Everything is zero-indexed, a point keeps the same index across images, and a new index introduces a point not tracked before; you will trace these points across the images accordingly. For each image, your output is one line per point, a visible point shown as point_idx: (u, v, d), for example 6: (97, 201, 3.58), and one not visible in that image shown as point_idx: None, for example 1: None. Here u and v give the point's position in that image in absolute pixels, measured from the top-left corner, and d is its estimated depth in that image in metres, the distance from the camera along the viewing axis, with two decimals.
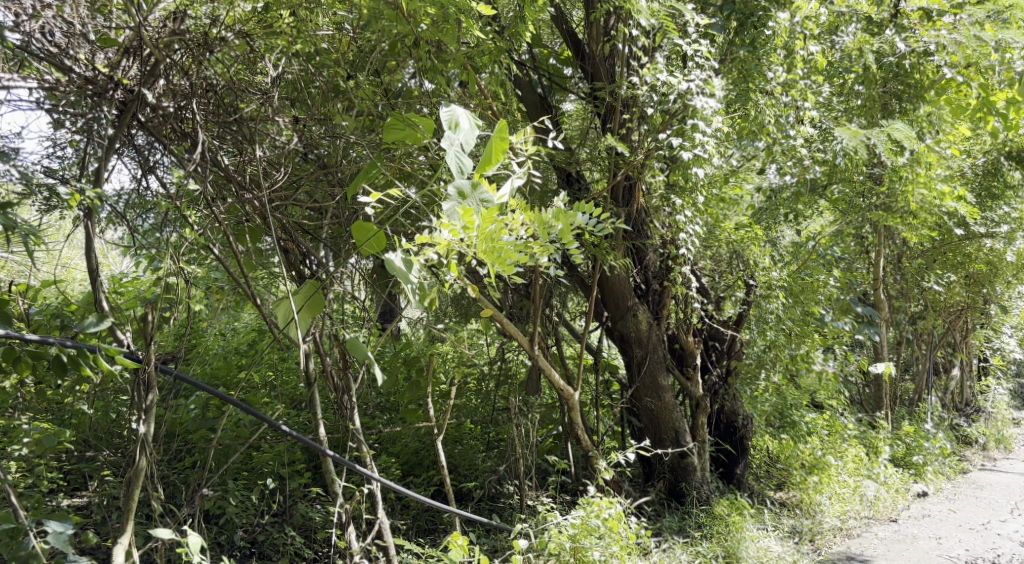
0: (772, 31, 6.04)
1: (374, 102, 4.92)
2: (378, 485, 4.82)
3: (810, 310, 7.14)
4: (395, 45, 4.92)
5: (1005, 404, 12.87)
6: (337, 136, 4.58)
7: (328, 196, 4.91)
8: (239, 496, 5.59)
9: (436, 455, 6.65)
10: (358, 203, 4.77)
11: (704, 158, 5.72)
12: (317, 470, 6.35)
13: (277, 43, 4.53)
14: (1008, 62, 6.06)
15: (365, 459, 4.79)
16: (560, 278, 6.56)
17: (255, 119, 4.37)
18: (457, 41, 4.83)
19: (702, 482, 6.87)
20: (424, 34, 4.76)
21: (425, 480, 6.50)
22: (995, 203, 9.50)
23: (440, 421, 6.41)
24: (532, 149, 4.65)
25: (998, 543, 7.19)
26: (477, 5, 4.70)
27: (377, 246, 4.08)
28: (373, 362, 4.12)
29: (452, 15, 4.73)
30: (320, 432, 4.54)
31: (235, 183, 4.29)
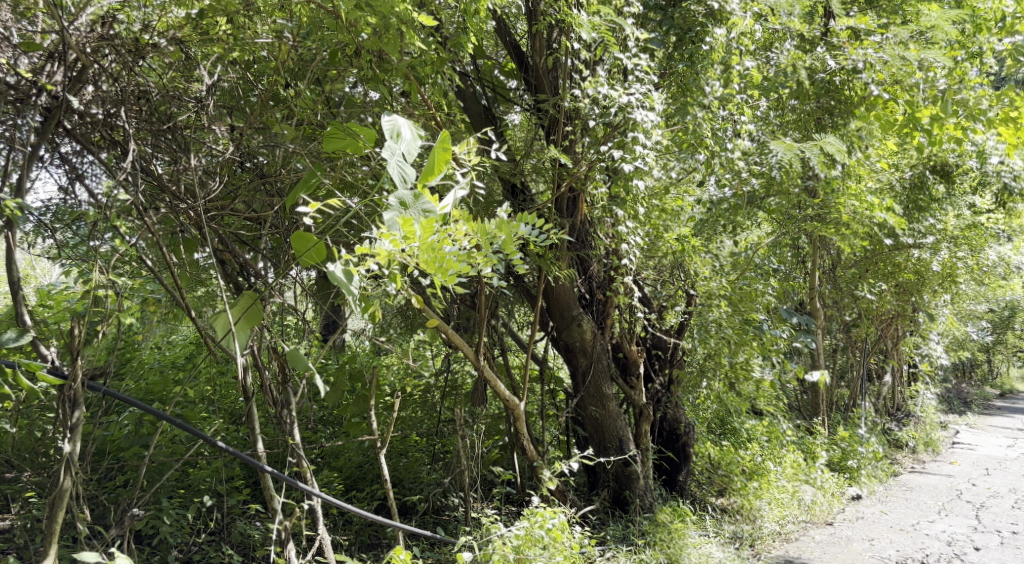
0: (709, 46, 6.02)
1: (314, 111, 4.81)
2: (318, 500, 4.70)
3: (749, 318, 7.20)
4: (336, 54, 4.89)
5: (932, 409, 13.18)
6: (275, 144, 4.50)
7: (267, 206, 4.77)
8: (173, 515, 5.45)
9: (380, 468, 6.56)
10: (298, 213, 4.65)
11: (644, 169, 5.73)
12: (255, 486, 6.23)
13: (213, 50, 4.42)
14: (932, 81, 6.39)
15: (306, 473, 4.67)
16: (504, 288, 6.46)
17: (189, 128, 4.27)
18: (399, 52, 4.73)
19: (646, 490, 6.82)
20: (365, 43, 4.67)
21: (368, 495, 6.37)
22: (921, 214, 9.69)
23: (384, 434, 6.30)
24: (475, 159, 4.61)
25: (927, 543, 7.31)
26: (418, 15, 4.52)
27: (317, 256, 3.99)
28: (315, 375, 3.97)
29: (394, 25, 4.55)
30: (258, 446, 4.41)
31: (169, 193, 4.17)
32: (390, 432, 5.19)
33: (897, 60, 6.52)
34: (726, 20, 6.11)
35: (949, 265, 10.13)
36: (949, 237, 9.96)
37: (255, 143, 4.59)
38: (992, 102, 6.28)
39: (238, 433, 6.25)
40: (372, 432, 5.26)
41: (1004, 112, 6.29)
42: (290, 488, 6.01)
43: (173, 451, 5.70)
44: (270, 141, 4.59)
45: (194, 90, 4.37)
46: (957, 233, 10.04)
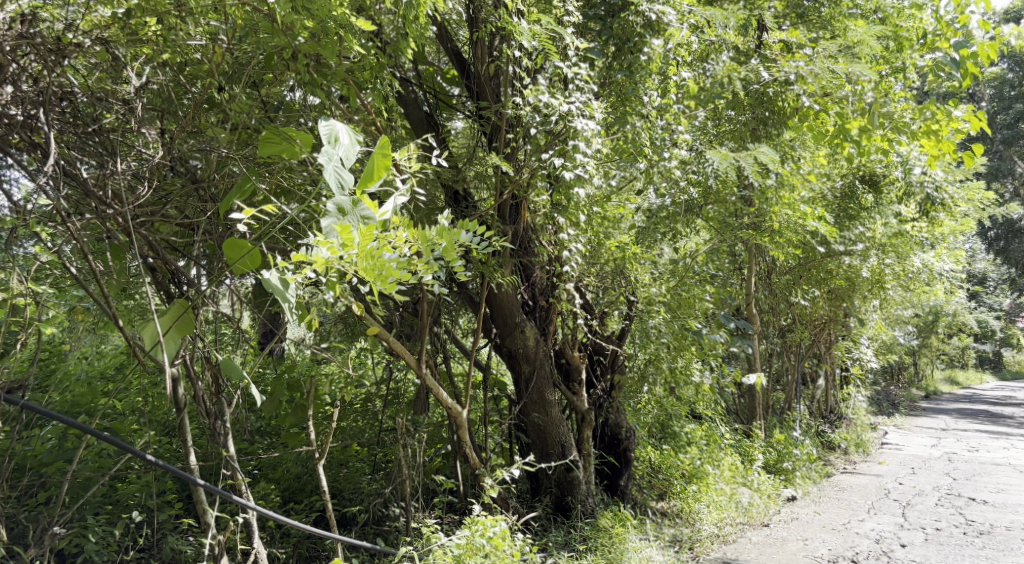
0: (648, 56, 6.07)
1: (250, 115, 4.75)
2: (254, 513, 4.61)
3: (687, 324, 7.32)
4: (272, 58, 4.77)
5: (862, 412, 13.51)
6: (208, 149, 4.43)
7: (200, 212, 4.68)
8: (99, 533, 5.31)
9: (319, 480, 6.48)
10: (233, 219, 4.57)
11: (586, 178, 5.69)
12: (188, 500, 6.11)
13: (142, 51, 4.33)
14: (860, 93, 6.60)
15: (241, 486, 4.58)
16: (447, 295, 6.41)
17: (115, 131, 4.18)
18: (336, 56, 4.69)
19: (587, 495, 6.85)
20: (302, 46, 4.59)
21: (306, 507, 6.28)
22: (852, 223, 9.79)
23: (323, 444, 6.23)
24: (416, 165, 4.58)
25: (857, 541, 7.44)
26: (355, 18, 4.47)
27: (251, 264, 3.93)
28: (249, 385, 3.91)
29: (331, 29, 4.54)
30: (190, 459, 4.32)
31: (94, 199, 4.03)
32: (329, 443, 5.11)
33: (826, 72, 6.69)
34: (663, 31, 6.13)
35: (878, 272, 10.42)
36: (877, 245, 10.16)
37: (187, 148, 4.49)
38: (914, 116, 6.45)
39: (171, 446, 6.14)
40: (310, 442, 5.16)
41: (926, 126, 6.40)
42: (225, 501, 5.89)
43: (99, 465, 5.57)
44: (204, 145, 4.50)
45: (121, 92, 4.26)
46: (884, 241, 10.17)
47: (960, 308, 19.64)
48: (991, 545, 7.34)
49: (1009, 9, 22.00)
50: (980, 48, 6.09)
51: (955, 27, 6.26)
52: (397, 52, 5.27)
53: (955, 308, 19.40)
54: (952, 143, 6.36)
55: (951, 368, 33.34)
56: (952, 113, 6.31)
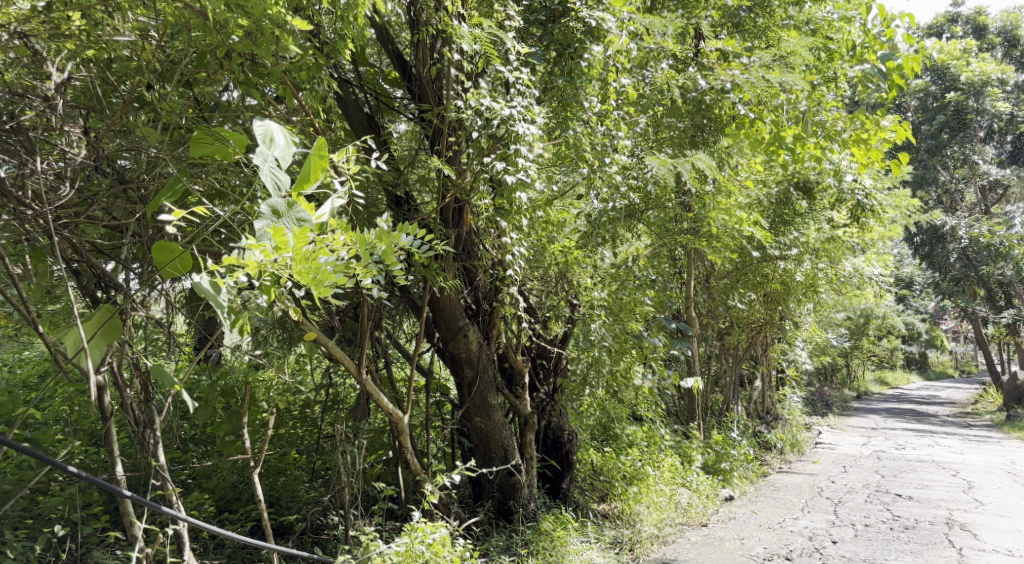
0: (587, 63, 6.12)
1: (181, 114, 4.63)
2: (185, 524, 4.54)
3: (628, 327, 7.38)
4: (204, 56, 4.66)
5: (797, 412, 13.78)
6: (135, 147, 4.43)
7: (128, 214, 4.59)
8: (19, 548, 5.18)
9: (255, 489, 6.37)
10: (161, 221, 4.47)
11: (528, 182, 5.73)
12: (116, 512, 5.87)
13: (63, 46, 4.20)
14: (794, 102, 6.84)
15: (172, 496, 4.49)
16: (388, 299, 6.34)
17: (35, 128, 4.16)
18: (271, 57, 4.62)
19: (529, 498, 6.81)
20: (236, 45, 4.50)
21: (241, 516, 6.17)
22: (787, 228, 9.92)
23: (259, 452, 6.12)
24: (355, 168, 4.55)
25: (791, 539, 7.57)
26: (292, 18, 4.42)
27: (182, 267, 3.85)
28: (180, 391, 3.80)
29: (267, 28, 4.44)
30: (117, 470, 4.26)
31: (13, 198, 4.02)
32: (264, 450, 5.02)
33: (760, 82, 6.79)
34: (603, 38, 6.15)
35: (811, 276, 10.55)
36: (810, 250, 10.21)
37: (113, 147, 4.40)
38: (845, 125, 6.93)
39: (98, 456, 5.96)
40: (246, 450, 5.08)
41: (856, 134, 6.94)
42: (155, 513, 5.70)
43: (20, 478, 5.41)
44: (132, 145, 4.46)
45: (42, 89, 4.20)
46: (819, 246, 10.35)
47: (890, 311, 20.14)
48: (918, 539, 7.53)
49: (931, 23, 22.63)
50: (905, 61, 6.48)
51: (881, 41, 6.76)
52: (334, 53, 5.20)
53: (884, 311, 19.87)
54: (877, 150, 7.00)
55: (880, 368, 34.22)
56: (878, 123, 6.86)
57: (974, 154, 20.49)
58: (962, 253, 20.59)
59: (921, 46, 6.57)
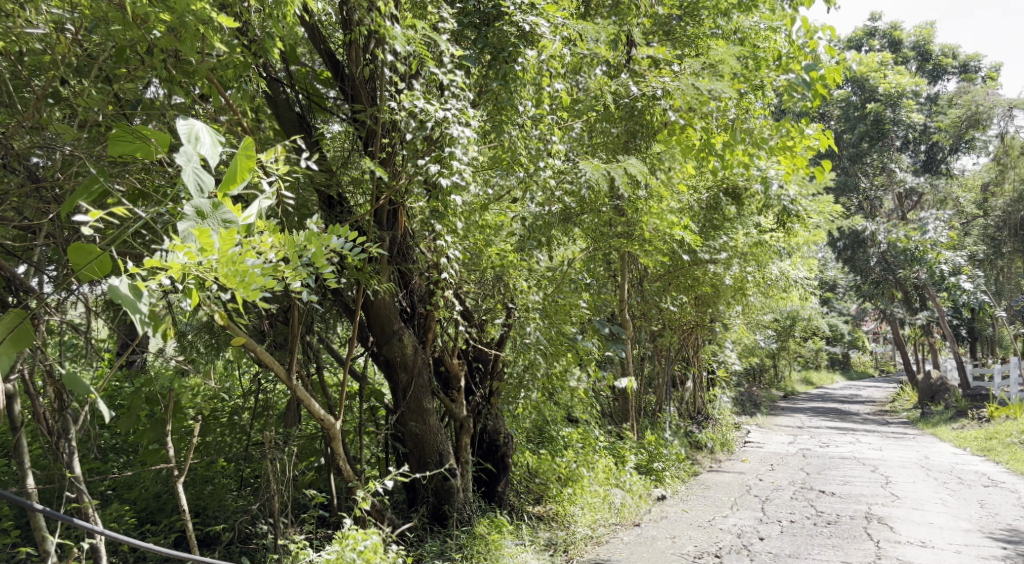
0: (522, 66, 6.10)
1: (98, 111, 4.47)
2: (102, 538, 4.39)
3: (562, 330, 7.49)
4: (124, 51, 4.54)
5: (726, 412, 14.04)
6: (50, 146, 4.32)
7: (40, 214, 4.49)
8: None
9: (179, 499, 6.22)
10: (77, 221, 4.37)
11: (463, 185, 5.70)
12: (26, 527, 5.72)
13: None
14: (724, 110, 6.94)
15: (89, 509, 4.34)
16: (320, 303, 6.24)
17: None
18: (196, 52, 4.47)
19: (464, 503, 6.77)
20: (158, 41, 4.37)
21: (165, 528, 6.02)
22: (716, 232, 10.11)
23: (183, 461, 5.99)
24: (284, 168, 4.48)
25: (720, 536, 7.67)
26: (217, 13, 4.31)
27: (99, 270, 3.71)
28: (95, 399, 3.57)
29: (190, 24, 4.33)
30: (27, 483, 4.11)
31: None
32: (189, 460, 4.86)
33: (690, 89, 6.80)
34: (536, 42, 6.15)
35: (739, 280, 10.73)
36: (739, 253, 10.41)
37: (25, 145, 4.32)
38: (772, 133, 6.97)
39: (10, 468, 5.78)
40: (169, 459, 4.85)
41: (782, 142, 7.04)
42: (69, 528, 5.56)
43: None
44: (46, 143, 4.36)
45: None
46: (746, 250, 10.43)
47: (814, 313, 20.64)
48: (840, 533, 7.69)
49: (851, 36, 23.27)
50: (827, 72, 6.63)
51: (806, 52, 6.96)
52: (262, 51, 5.11)
53: (809, 313, 20.36)
54: (802, 157, 7.14)
55: (807, 369, 35.07)
56: (804, 131, 7.04)
57: (892, 162, 21.08)
58: (881, 257, 21.19)
59: (842, 58, 6.78)
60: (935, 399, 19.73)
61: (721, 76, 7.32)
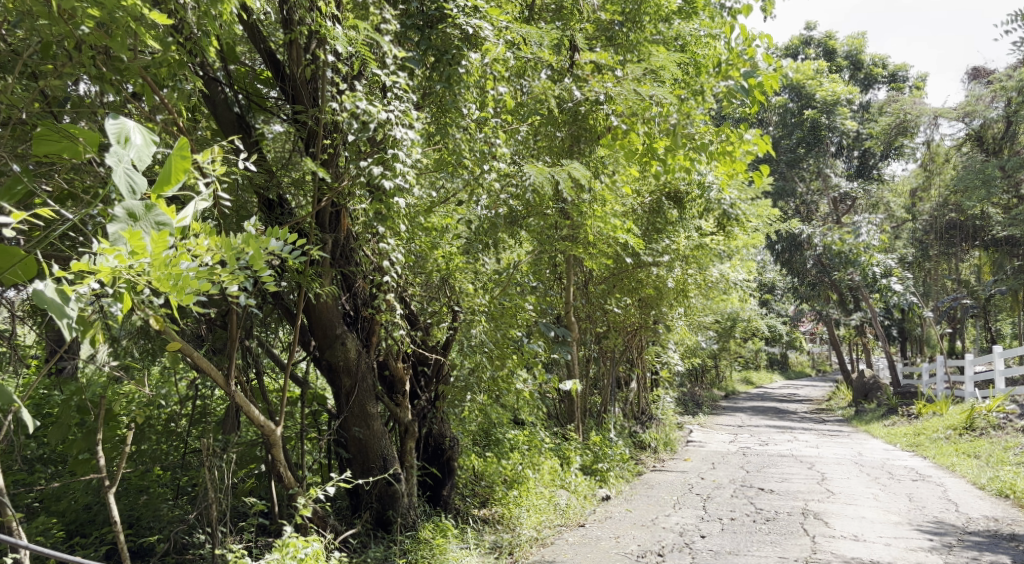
0: (466, 70, 6.01)
1: (23, 109, 4.34)
2: (25, 552, 4.17)
3: (508, 334, 7.46)
4: (50, 47, 4.42)
5: (670, 413, 14.19)
6: None
7: None
8: None
9: (111, 510, 6.07)
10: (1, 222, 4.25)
11: (406, 188, 5.66)
12: None
13: None
14: (666, 116, 6.81)
15: (12, 523, 4.14)
16: (261, 306, 6.14)
17: None
18: (126, 50, 4.39)
19: (408, 508, 6.72)
20: (86, 36, 4.28)
21: (95, 540, 5.87)
22: (659, 235, 10.25)
23: (115, 471, 5.86)
24: (220, 170, 4.41)
25: (663, 535, 7.72)
26: (149, 9, 4.20)
27: (24, 273, 3.60)
28: (18, 408, 3.47)
29: (120, 20, 4.24)
30: None
31: None
32: (121, 470, 4.71)
33: (632, 95, 6.88)
34: (479, 44, 6.10)
35: (681, 282, 10.72)
36: (681, 256, 10.49)
37: None
38: (712, 138, 7.06)
39: None
40: (99, 469, 4.68)
41: (722, 148, 7.07)
42: None
43: None
44: None
45: None
46: (687, 253, 10.55)
47: (754, 314, 20.97)
48: (777, 530, 7.80)
49: (787, 44, 23.73)
50: (765, 79, 6.75)
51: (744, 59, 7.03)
52: (198, 49, 5.03)
53: (749, 314, 20.68)
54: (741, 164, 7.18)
55: (748, 369, 35.65)
56: (742, 137, 7.08)
57: (827, 167, 21.46)
58: (817, 259, 21.61)
59: (780, 64, 6.83)
60: (869, 397, 20.16)
61: (662, 81, 7.39)
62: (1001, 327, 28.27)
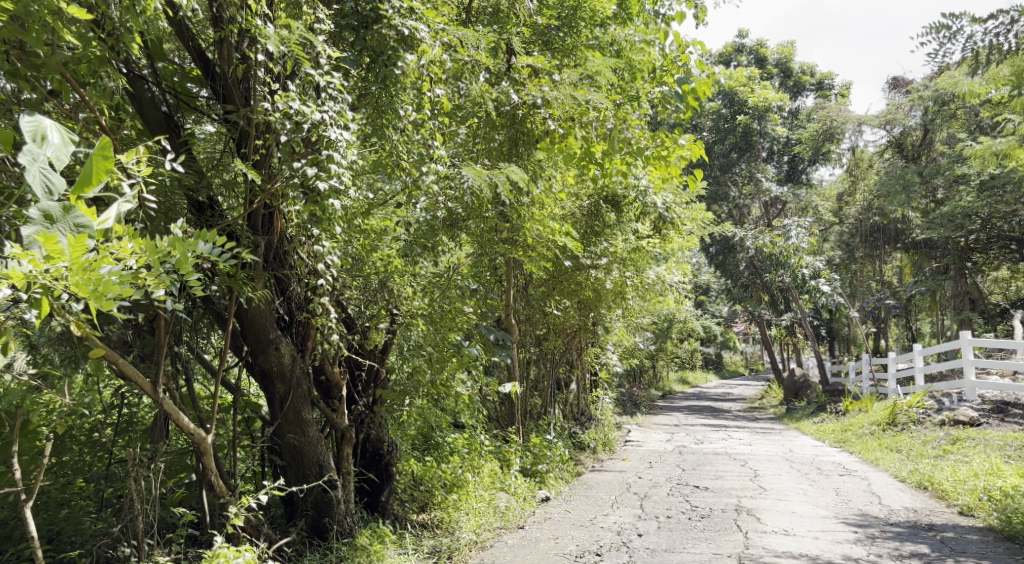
0: (402, 71, 5.95)
1: None
2: None
3: (448, 336, 7.38)
4: None
5: (608, 413, 14.28)
6: None
7: None
8: None
9: (29, 525, 5.86)
10: None
11: (341, 190, 5.58)
12: None
13: None
14: (603, 120, 6.84)
15: None
16: (191, 311, 6.00)
17: None
18: (43, 44, 4.34)
19: (345, 515, 6.63)
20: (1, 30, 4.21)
21: (13, 556, 5.66)
22: (597, 238, 10.33)
23: (33, 484, 5.67)
24: (145, 171, 4.32)
25: (601, 535, 7.75)
26: (67, 4, 4.16)
27: None
28: None
29: (36, 13, 4.20)
30: None
31: None
32: (37, 483, 4.58)
33: (569, 100, 6.91)
34: (415, 46, 6.04)
35: (619, 284, 10.68)
36: (619, 259, 10.47)
37: None
38: (647, 143, 7.07)
39: None
40: (15, 483, 4.56)
41: (656, 152, 7.09)
42: None
43: None
44: None
45: None
46: (625, 256, 10.51)
47: (690, 315, 21.24)
48: (711, 527, 7.89)
49: (721, 51, 24.10)
50: (699, 85, 6.81)
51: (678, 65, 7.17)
52: (120, 46, 4.92)
53: (685, 315, 20.94)
54: (676, 168, 7.26)
55: (684, 369, 36.11)
56: (677, 141, 7.08)
57: (758, 172, 21.83)
58: (749, 261, 22.00)
59: (713, 71, 6.92)
60: (800, 396, 20.57)
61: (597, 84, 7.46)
62: (923, 326, 29.15)
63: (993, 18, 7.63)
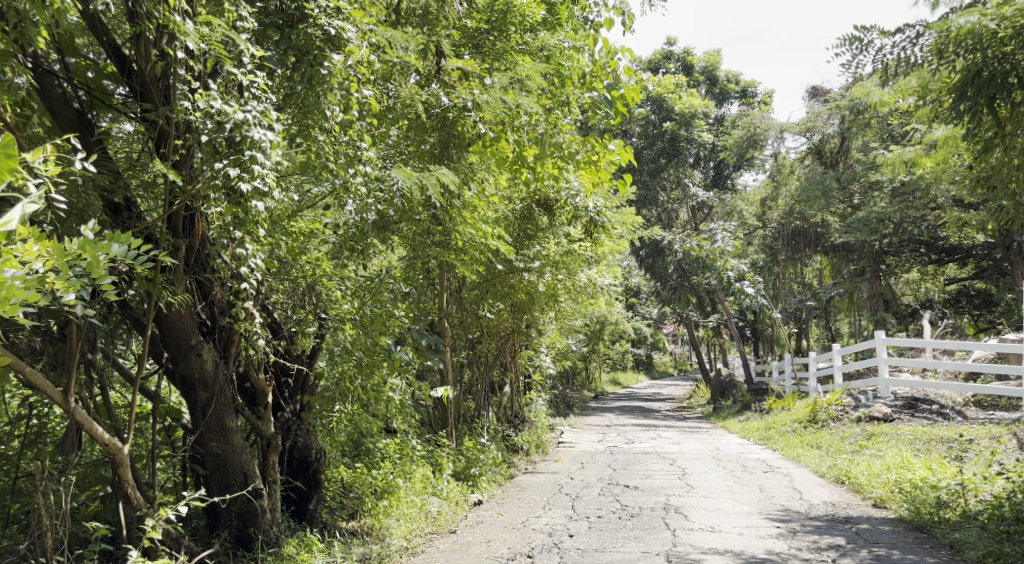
0: (328, 70, 5.79)
1: None
2: None
3: (379, 340, 7.20)
4: None
5: (541, 416, 14.30)
6: None
7: None
8: None
9: None
10: None
11: (265, 191, 5.42)
12: None
13: None
14: (533, 126, 6.95)
15: None
16: (107, 318, 5.81)
17: None
18: None
19: (271, 524, 6.50)
20: None
21: None
22: (530, 242, 10.37)
23: None
24: (53, 170, 4.16)
25: (532, 536, 7.75)
26: None
27: None
28: None
29: None
30: None
31: None
32: None
33: (499, 104, 6.87)
34: (342, 46, 5.93)
35: (551, 287, 10.88)
36: (551, 262, 10.56)
37: None
38: (579, 148, 7.08)
39: None
40: None
41: (587, 157, 7.18)
42: None
43: None
44: None
45: None
46: (557, 258, 10.62)
47: (620, 317, 21.42)
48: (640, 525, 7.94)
49: (650, 59, 24.42)
50: (627, 91, 6.89)
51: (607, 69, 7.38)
52: (27, 40, 4.74)
53: (616, 318, 21.12)
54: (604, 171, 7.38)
55: (615, 370, 36.39)
56: (606, 146, 7.22)
57: (685, 177, 22.16)
58: (677, 264, 22.29)
59: (641, 77, 6.95)
60: (725, 395, 20.82)
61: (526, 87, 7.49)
62: (842, 326, 29.96)
63: (902, 31, 7.86)
